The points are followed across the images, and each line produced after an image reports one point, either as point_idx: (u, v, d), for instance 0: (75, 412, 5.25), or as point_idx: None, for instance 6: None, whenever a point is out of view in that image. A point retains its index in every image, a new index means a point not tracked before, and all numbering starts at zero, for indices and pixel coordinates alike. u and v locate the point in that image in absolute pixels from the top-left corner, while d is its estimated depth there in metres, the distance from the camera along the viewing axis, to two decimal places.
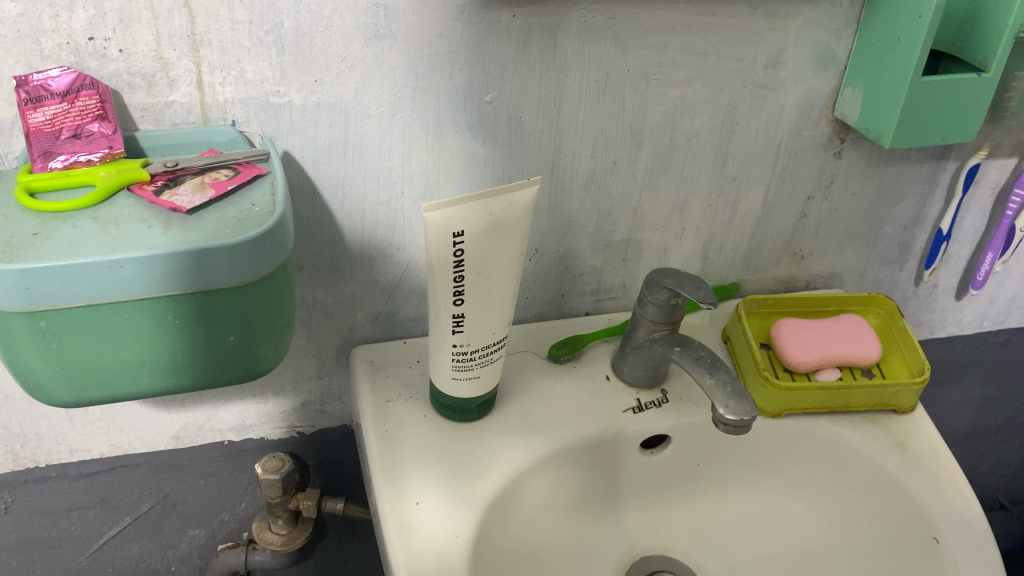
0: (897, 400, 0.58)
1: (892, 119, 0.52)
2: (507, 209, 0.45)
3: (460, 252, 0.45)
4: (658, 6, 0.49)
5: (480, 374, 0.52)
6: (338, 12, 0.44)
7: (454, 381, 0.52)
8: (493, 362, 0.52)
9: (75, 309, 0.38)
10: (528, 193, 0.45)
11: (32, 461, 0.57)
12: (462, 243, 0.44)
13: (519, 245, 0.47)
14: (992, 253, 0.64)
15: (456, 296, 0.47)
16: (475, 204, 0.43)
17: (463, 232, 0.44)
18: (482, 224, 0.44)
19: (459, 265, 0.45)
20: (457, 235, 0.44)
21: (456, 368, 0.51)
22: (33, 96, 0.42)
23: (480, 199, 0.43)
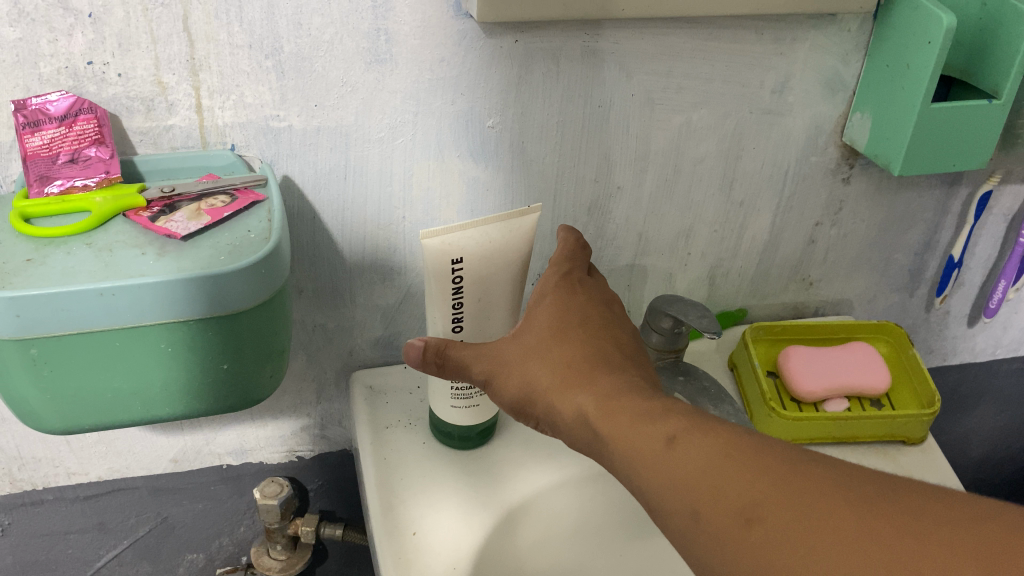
0: (908, 432, 0.56)
1: (901, 146, 0.51)
2: (507, 235, 0.44)
3: (459, 278, 0.44)
4: (663, 31, 0.48)
5: (479, 401, 0.51)
6: (338, 37, 0.44)
7: (453, 409, 0.51)
8: None
9: (67, 337, 0.38)
10: (529, 218, 0.45)
11: (29, 484, 0.57)
12: (461, 270, 0.44)
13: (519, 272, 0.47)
14: (1004, 280, 0.62)
15: (455, 323, 0.46)
16: (474, 230, 0.43)
17: (462, 258, 0.43)
18: (481, 250, 0.44)
19: (459, 291, 0.45)
20: (456, 261, 0.44)
21: (456, 396, 0.51)
22: (31, 121, 0.41)
23: (480, 224, 0.43)
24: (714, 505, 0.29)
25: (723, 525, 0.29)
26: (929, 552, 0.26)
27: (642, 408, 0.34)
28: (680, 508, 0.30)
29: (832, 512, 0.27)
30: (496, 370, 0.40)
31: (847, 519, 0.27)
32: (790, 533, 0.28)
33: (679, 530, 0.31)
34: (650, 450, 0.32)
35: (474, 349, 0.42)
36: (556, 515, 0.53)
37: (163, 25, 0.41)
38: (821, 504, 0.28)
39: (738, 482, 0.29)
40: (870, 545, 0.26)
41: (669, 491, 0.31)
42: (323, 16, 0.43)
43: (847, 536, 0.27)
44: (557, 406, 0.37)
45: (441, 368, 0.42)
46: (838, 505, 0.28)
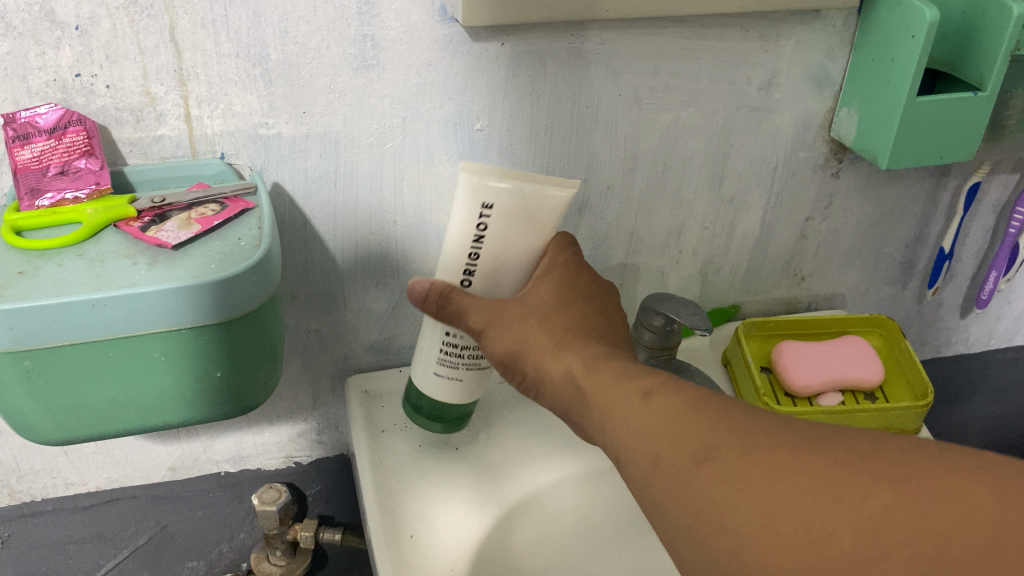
0: (902, 424, 0.57)
1: (888, 140, 0.51)
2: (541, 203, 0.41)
3: (483, 226, 0.41)
4: (649, 31, 0.48)
5: (462, 376, 0.48)
6: (325, 44, 0.44)
7: (434, 377, 0.48)
8: (481, 369, 0.48)
9: (61, 348, 0.38)
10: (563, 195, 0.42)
11: (28, 495, 0.57)
12: (488, 217, 0.41)
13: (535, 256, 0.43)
14: (995, 271, 0.63)
15: (464, 279, 0.43)
16: (515, 180, 0.41)
17: (493, 206, 0.41)
18: (513, 204, 0.41)
19: (478, 242, 0.42)
20: (485, 207, 0.41)
21: (441, 363, 0.47)
22: (21, 134, 0.42)
23: (523, 181, 0.41)
24: (674, 451, 0.31)
25: (681, 468, 0.30)
26: (861, 486, 0.27)
27: (627, 369, 0.36)
28: (645, 457, 0.32)
29: (778, 453, 0.29)
30: (493, 321, 0.40)
31: (793, 459, 0.29)
32: (742, 472, 0.29)
33: (638, 479, 0.32)
34: (625, 403, 0.34)
35: (467, 302, 0.41)
36: (553, 514, 0.54)
37: (150, 36, 0.41)
38: (770, 447, 0.30)
39: (702, 430, 0.31)
40: (809, 478, 0.28)
41: (636, 441, 0.32)
42: (310, 24, 0.43)
43: (790, 473, 0.28)
44: (544, 360, 0.38)
45: (434, 306, 0.42)
46: (786, 449, 0.29)
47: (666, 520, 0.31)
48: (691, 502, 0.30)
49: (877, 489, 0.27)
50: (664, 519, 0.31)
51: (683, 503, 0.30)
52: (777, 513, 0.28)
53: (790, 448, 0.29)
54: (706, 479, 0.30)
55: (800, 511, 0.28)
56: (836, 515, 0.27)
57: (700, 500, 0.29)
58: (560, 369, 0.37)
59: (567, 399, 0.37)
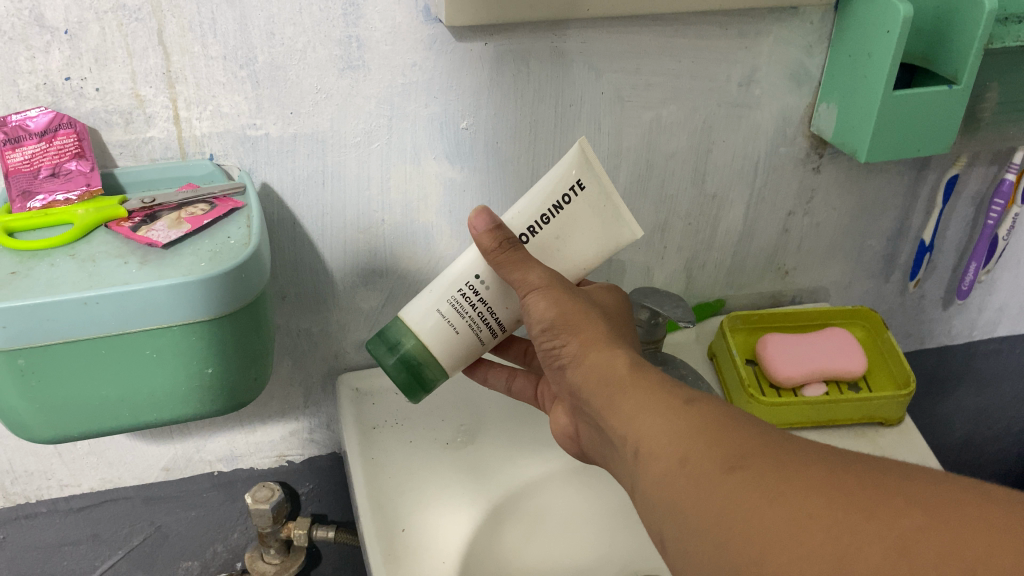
0: (885, 412, 0.58)
1: (866, 134, 0.52)
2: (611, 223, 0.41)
3: (565, 199, 0.41)
4: (630, 30, 0.49)
5: (459, 328, 0.43)
6: (311, 46, 0.45)
7: (434, 314, 0.43)
8: (478, 336, 0.44)
9: (53, 346, 0.38)
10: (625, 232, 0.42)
11: (23, 497, 0.57)
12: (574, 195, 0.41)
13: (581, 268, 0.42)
14: (975, 263, 0.64)
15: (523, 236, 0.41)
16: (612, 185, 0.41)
17: (585, 185, 0.41)
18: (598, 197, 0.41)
19: (554, 210, 0.41)
20: (578, 183, 0.40)
21: (450, 304, 0.43)
22: (11, 137, 0.42)
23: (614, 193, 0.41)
24: (705, 453, 0.30)
25: (707, 467, 0.29)
26: (897, 506, 0.25)
27: (669, 381, 0.35)
28: (672, 455, 0.31)
29: (814, 469, 0.28)
30: (550, 286, 0.39)
31: (828, 476, 0.27)
32: (767, 479, 0.28)
33: (659, 477, 0.31)
34: (667, 403, 0.33)
35: (530, 264, 0.39)
36: (543, 507, 0.55)
37: (139, 39, 0.42)
38: (804, 465, 0.28)
39: (739, 439, 0.30)
40: (840, 495, 0.26)
41: (666, 439, 0.32)
42: (296, 26, 0.44)
43: (821, 487, 0.27)
44: (584, 345, 0.38)
45: (493, 255, 0.40)
46: (821, 467, 0.28)
47: (682, 523, 0.29)
48: (713, 507, 0.28)
49: (911, 510, 0.25)
50: (681, 520, 0.30)
51: (702, 506, 0.29)
52: (797, 518, 0.26)
53: (823, 466, 0.28)
54: (733, 486, 0.28)
55: (826, 524, 0.26)
56: (864, 531, 0.25)
57: (722, 505, 0.28)
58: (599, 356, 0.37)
59: (593, 385, 0.37)
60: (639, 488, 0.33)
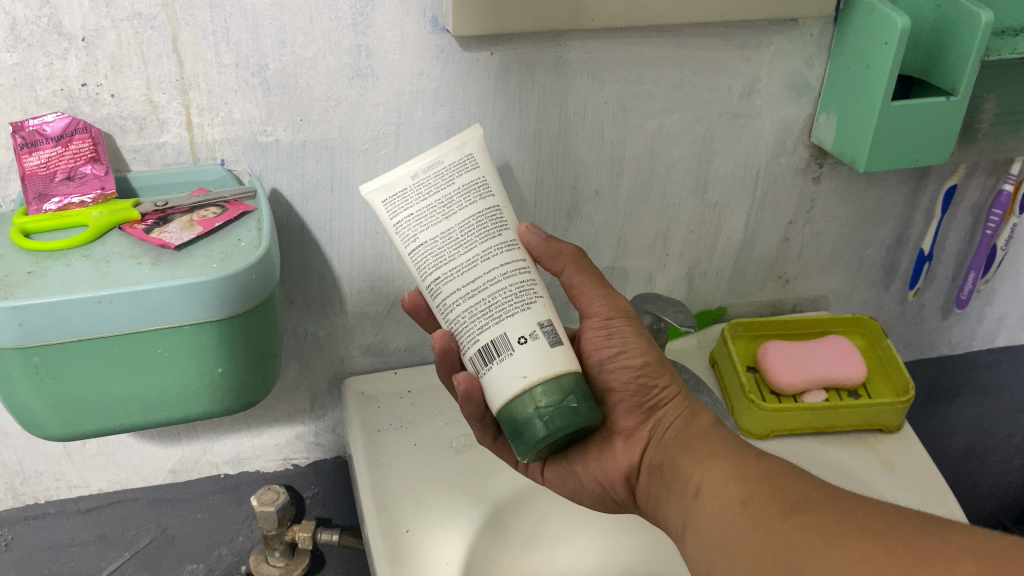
0: (884, 420, 0.58)
1: (865, 145, 0.53)
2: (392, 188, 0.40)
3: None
4: (633, 41, 0.50)
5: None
6: (321, 54, 0.46)
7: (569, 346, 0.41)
8: None
9: (67, 344, 0.39)
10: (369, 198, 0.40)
11: (31, 497, 0.58)
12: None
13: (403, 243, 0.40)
14: (973, 272, 0.64)
15: None
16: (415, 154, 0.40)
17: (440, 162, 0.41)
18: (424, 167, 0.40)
19: None
20: None
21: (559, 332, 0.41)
22: (29, 141, 0.43)
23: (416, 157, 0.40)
24: (768, 498, 0.36)
25: (772, 513, 0.35)
26: (949, 555, 0.30)
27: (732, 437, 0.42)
28: (737, 496, 0.37)
29: (871, 518, 0.32)
30: (637, 322, 0.44)
31: (883, 525, 0.32)
32: (826, 523, 0.33)
33: (721, 515, 0.37)
34: (738, 456, 0.39)
35: (613, 295, 0.44)
36: (545, 511, 0.55)
37: (153, 47, 0.43)
38: (863, 514, 0.33)
39: (802, 492, 0.35)
40: (893, 540, 0.31)
41: (731, 482, 0.38)
42: (306, 35, 0.45)
43: (877, 534, 0.31)
44: (669, 386, 0.44)
45: (576, 271, 0.44)
46: (879, 517, 0.32)
47: (738, 557, 0.35)
48: (774, 542, 0.34)
49: (963, 559, 0.29)
50: (737, 554, 0.35)
51: (762, 543, 0.34)
52: (852, 556, 0.31)
53: (880, 517, 0.32)
54: (794, 527, 0.34)
55: (879, 566, 0.30)
56: None
57: (781, 541, 0.33)
58: (683, 400, 0.44)
59: (683, 426, 0.43)
60: (695, 523, 0.38)
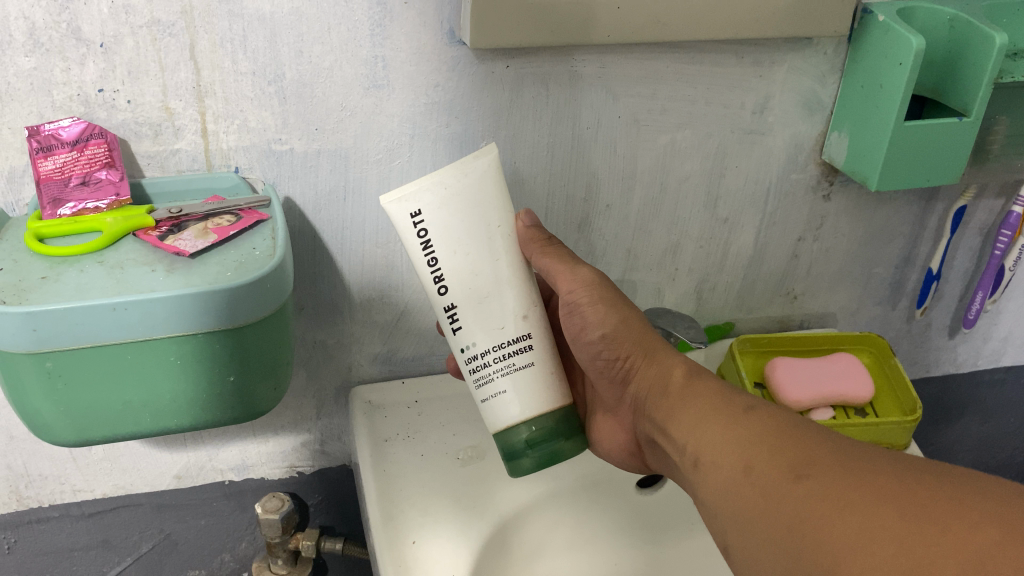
0: (893, 439, 0.58)
1: (877, 163, 0.53)
2: (467, 182, 0.39)
3: (423, 233, 0.39)
4: (648, 56, 0.51)
5: (533, 358, 0.42)
6: (338, 64, 0.46)
7: (485, 400, 0.43)
8: (519, 374, 0.42)
9: (80, 351, 0.39)
10: (488, 160, 0.39)
11: (35, 501, 0.58)
12: (424, 223, 0.39)
13: (505, 211, 0.41)
14: (981, 292, 0.64)
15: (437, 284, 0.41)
16: (429, 177, 0.38)
17: (420, 211, 0.39)
18: (438, 198, 0.39)
19: (428, 246, 0.40)
20: (416, 216, 0.39)
21: (479, 383, 0.42)
22: (44, 146, 0.43)
23: (432, 178, 0.38)
24: (769, 463, 0.35)
25: (778, 480, 0.34)
26: (970, 521, 0.28)
27: (721, 390, 0.41)
28: (738, 463, 0.36)
29: (882, 477, 0.31)
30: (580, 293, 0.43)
31: (898, 485, 0.31)
32: (835, 485, 0.32)
33: (725, 484, 0.36)
34: (730, 416, 0.38)
35: (578, 266, 0.44)
36: (550, 524, 0.55)
37: (171, 53, 0.43)
38: (873, 473, 0.31)
39: (804, 451, 0.34)
40: (909, 504, 0.30)
41: (732, 448, 0.37)
42: (323, 45, 0.45)
43: (891, 498, 0.30)
44: (637, 352, 0.44)
45: (541, 256, 0.42)
46: (890, 476, 0.31)
47: (752, 528, 0.34)
48: (784, 514, 0.33)
49: (986, 529, 0.28)
50: (751, 524, 0.34)
51: (774, 513, 0.33)
52: (866, 525, 0.30)
53: (891, 474, 0.31)
54: (802, 494, 0.32)
55: (898, 538, 0.29)
56: (938, 546, 0.28)
57: (792, 510, 0.32)
58: (654, 363, 0.44)
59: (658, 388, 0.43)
60: (704, 494, 0.38)
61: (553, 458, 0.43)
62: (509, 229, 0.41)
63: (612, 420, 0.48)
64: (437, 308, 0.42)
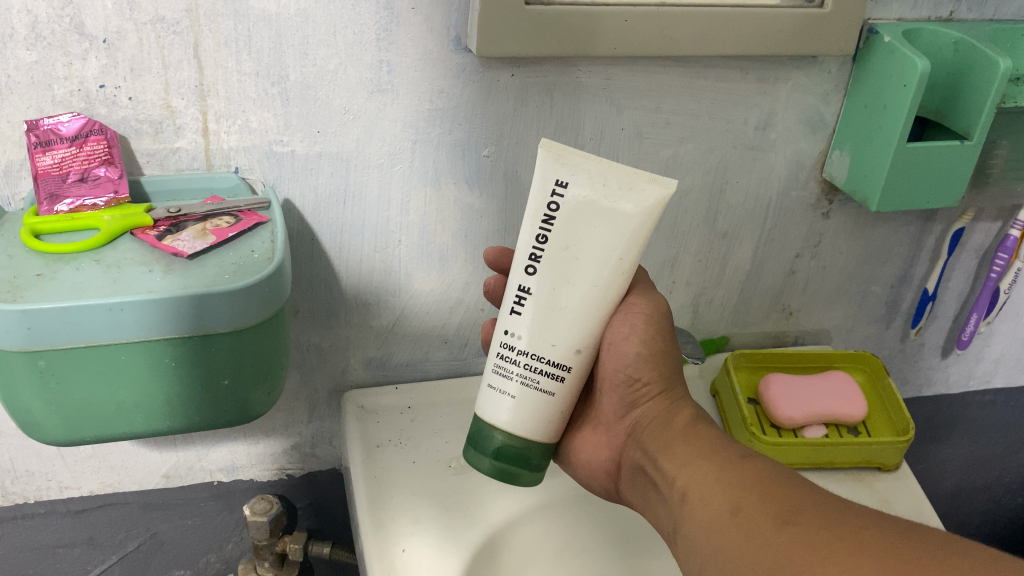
0: (883, 459, 0.58)
1: (878, 184, 0.53)
2: (624, 195, 0.38)
3: (553, 207, 0.39)
4: (652, 69, 0.50)
5: (556, 391, 0.41)
6: (343, 68, 0.46)
7: (488, 386, 0.42)
8: (536, 393, 0.41)
9: (74, 350, 0.39)
10: (659, 193, 0.38)
11: (21, 497, 0.57)
12: (559, 199, 0.38)
13: (633, 250, 0.39)
14: (976, 314, 0.64)
15: (531, 262, 0.40)
16: (595, 163, 0.38)
17: (566, 183, 0.38)
18: (588, 189, 0.38)
19: (549, 220, 0.39)
20: (560, 185, 0.38)
21: (496, 370, 0.41)
22: (43, 140, 0.43)
23: (599, 167, 0.38)
24: (758, 507, 0.35)
25: (764, 523, 0.34)
26: None
27: (720, 438, 0.41)
28: (726, 503, 0.36)
29: (865, 532, 0.31)
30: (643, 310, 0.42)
31: (879, 541, 0.31)
32: (819, 534, 0.32)
33: (710, 524, 0.36)
34: (725, 460, 0.39)
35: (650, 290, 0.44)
36: (541, 534, 0.55)
37: (174, 52, 0.43)
38: (857, 528, 0.32)
39: (795, 500, 0.34)
40: (890, 558, 0.30)
41: (722, 489, 0.37)
42: (328, 48, 0.45)
43: (873, 552, 0.30)
44: (658, 384, 0.44)
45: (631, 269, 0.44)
46: (873, 532, 0.31)
47: (732, 568, 0.34)
48: (765, 557, 0.33)
49: None
50: (732, 564, 0.34)
51: (756, 554, 0.33)
52: None
53: (873, 530, 0.31)
54: (787, 541, 0.32)
55: None
56: None
57: (775, 555, 0.32)
58: (667, 399, 0.44)
59: (666, 423, 0.43)
60: (685, 530, 0.37)
61: (509, 479, 0.42)
62: (628, 266, 0.39)
63: (594, 437, 0.47)
64: (513, 284, 0.41)
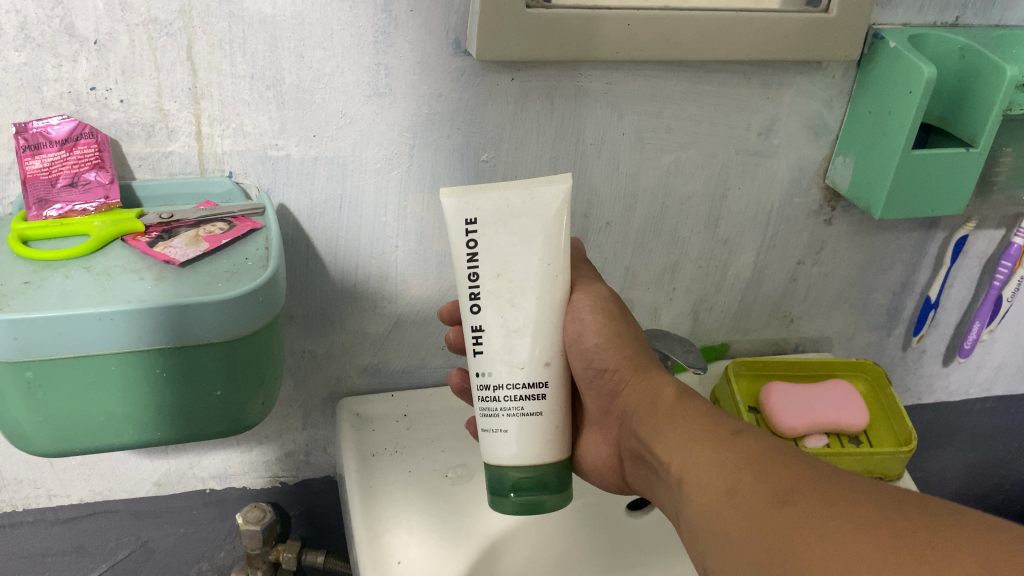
0: (884, 469, 0.57)
1: (882, 191, 0.52)
2: (529, 207, 0.38)
3: (472, 245, 0.39)
4: (655, 74, 0.50)
5: (543, 409, 0.40)
6: (340, 71, 0.45)
7: (485, 431, 0.41)
8: (528, 418, 0.40)
9: (62, 360, 0.38)
10: (559, 192, 0.39)
11: (9, 505, 0.56)
12: (476, 234, 0.38)
13: (560, 250, 0.39)
14: (979, 322, 0.64)
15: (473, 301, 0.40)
16: (495, 190, 0.38)
17: (476, 221, 0.38)
18: (497, 213, 0.38)
19: (475, 259, 0.39)
20: (471, 225, 0.38)
21: (484, 414, 0.41)
22: (32, 144, 0.42)
23: (495, 192, 0.38)
24: (754, 488, 0.34)
25: (760, 503, 0.33)
26: (947, 552, 0.28)
27: (711, 413, 0.40)
28: (721, 485, 0.35)
29: (862, 506, 0.30)
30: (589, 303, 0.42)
31: (876, 515, 0.30)
32: (816, 511, 0.31)
33: (708, 507, 0.35)
34: (717, 438, 0.38)
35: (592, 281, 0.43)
36: (539, 545, 0.54)
37: (167, 53, 0.42)
38: (854, 503, 0.31)
39: (791, 476, 0.33)
40: (887, 534, 0.29)
41: (715, 470, 0.36)
42: (325, 50, 0.44)
43: (871, 527, 0.29)
44: (627, 369, 0.43)
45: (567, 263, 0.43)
46: (871, 506, 0.30)
47: (731, 551, 0.33)
48: (764, 538, 0.32)
49: (960, 561, 0.27)
50: (731, 548, 0.33)
51: (754, 537, 0.32)
52: (844, 553, 0.29)
53: (869, 504, 0.30)
54: (785, 520, 0.31)
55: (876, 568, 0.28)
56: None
57: (773, 536, 0.31)
58: (644, 380, 0.43)
59: (648, 406, 0.42)
60: (686, 514, 0.36)
61: (536, 510, 0.40)
62: (561, 267, 0.40)
63: (594, 436, 0.47)
64: (466, 329, 0.41)
